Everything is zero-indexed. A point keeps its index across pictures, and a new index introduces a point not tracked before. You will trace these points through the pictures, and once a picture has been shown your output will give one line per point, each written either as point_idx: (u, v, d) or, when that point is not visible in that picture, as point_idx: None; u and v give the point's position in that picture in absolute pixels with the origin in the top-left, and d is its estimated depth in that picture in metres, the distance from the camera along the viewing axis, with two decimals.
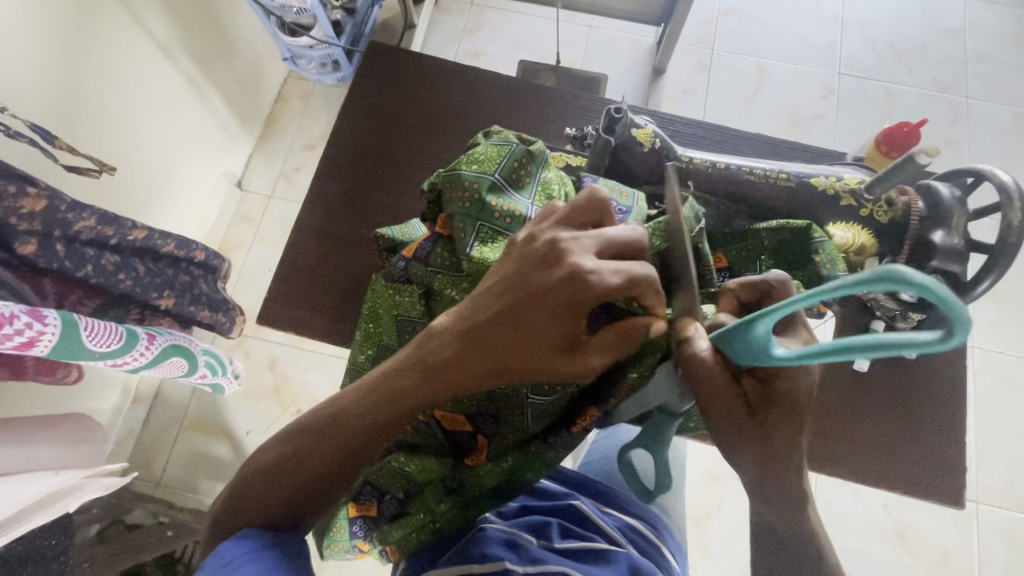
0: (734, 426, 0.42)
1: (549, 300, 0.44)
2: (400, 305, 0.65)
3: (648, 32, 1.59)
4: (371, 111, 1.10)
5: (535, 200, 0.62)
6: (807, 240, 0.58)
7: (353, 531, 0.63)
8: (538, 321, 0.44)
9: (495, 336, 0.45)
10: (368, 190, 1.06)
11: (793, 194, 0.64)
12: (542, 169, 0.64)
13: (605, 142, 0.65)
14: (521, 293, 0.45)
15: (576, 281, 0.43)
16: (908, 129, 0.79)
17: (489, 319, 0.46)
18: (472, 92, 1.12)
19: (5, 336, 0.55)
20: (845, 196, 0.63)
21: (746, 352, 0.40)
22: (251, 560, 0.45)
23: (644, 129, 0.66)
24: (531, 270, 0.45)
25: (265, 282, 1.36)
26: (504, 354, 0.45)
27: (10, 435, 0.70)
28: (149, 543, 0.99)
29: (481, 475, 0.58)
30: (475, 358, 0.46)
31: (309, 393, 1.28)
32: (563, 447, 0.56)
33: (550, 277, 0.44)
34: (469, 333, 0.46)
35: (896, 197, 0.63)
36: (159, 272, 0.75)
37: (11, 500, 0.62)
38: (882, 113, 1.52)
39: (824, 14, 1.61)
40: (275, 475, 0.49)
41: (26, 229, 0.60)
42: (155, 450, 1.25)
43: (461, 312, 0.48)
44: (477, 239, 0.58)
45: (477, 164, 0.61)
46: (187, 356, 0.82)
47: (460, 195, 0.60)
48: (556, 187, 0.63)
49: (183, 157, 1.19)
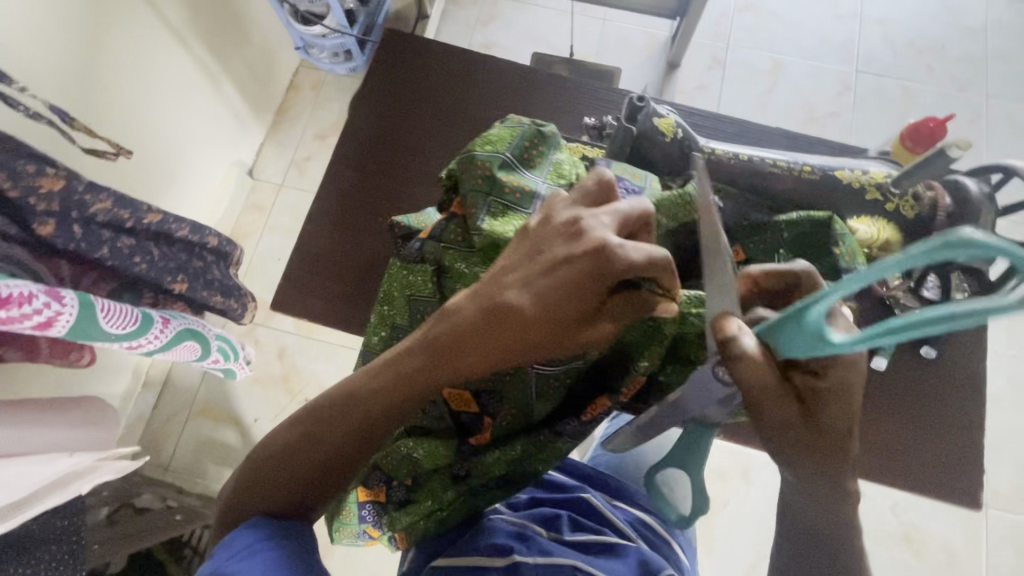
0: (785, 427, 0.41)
1: (571, 276, 0.44)
2: (414, 285, 0.65)
3: (662, 26, 1.57)
4: (384, 98, 1.10)
5: (546, 179, 0.62)
6: (829, 232, 0.58)
7: (362, 516, 0.62)
8: (561, 295, 0.44)
9: (513, 312, 0.45)
10: (381, 178, 1.05)
11: (819, 186, 0.63)
12: (554, 150, 0.64)
13: (626, 131, 0.65)
14: (542, 269, 0.45)
15: (603, 255, 0.43)
16: (934, 124, 0.78)
17: (507, 296, 0.46)
18: (486, 81, 1.11)
19: (24, 315, 0.55)
20: (870, 189, 0.63)
21: (796, 343, 0.38)
22: (260, 551, 0.45)
23: (666, 119, 0.65)
24: (553, 245, 0.46)
25: (275, 271, 1.37)
26: (525, 331, 0.45)
27: (26, 415, 0.70)
28: (158, 526, 1.01)
29: (486, 463, 0.57)
30: (492, 336, 0.46)
31: (318, 381, 1.29)
32: (572, 435, 0.56)
33: (575, 251, 0.45)
34: (489, 311, 0.45)
35: (922, 193, 0.63)
36: (173, 256, 0.76)
37: (25, 480, 0.63)
38: (899, 111, 1.50)
39: (842, 9, 1.59)
40: (290, 452, 0.49)
41: (45, 210, 0.59)
42: (164, 435, 1.26)
43: (481, 291, 0.47)
44: (489, 213, 0.58)
45: (489, 144, 0.61)
46: (199, 340, 0.83)
47: (474, 173, 0.60)
48: (568, 167, 0.63)
49: (195, 143, 1.19)
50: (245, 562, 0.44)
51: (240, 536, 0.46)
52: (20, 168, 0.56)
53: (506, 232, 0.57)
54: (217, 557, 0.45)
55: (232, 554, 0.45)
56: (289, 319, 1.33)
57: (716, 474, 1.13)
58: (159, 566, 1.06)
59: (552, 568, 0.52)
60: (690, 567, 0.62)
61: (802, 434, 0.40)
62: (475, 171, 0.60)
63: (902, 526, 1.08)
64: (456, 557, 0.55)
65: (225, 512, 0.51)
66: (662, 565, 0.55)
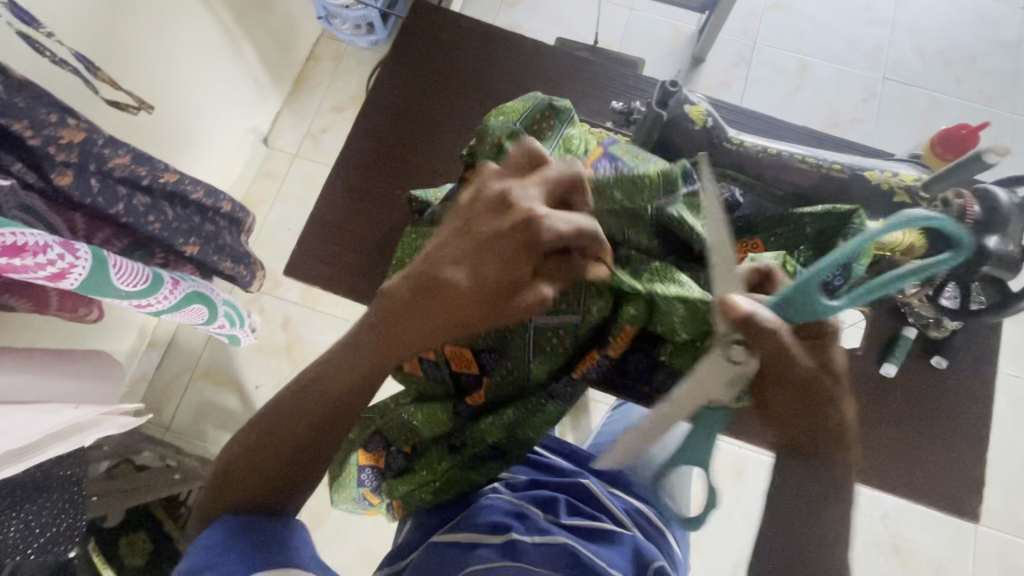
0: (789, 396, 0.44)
1: (501, 247, 0.44)
2: (420, 250, 0.64)
3: (690, 19, 1.54)
4: (405, 67, 1.08)
5: (552, 151, 0.61)
6: (847, 226, 0.57)
7: (361, 479, 0.63)
8: (497, 267, 0.44)
9: (448, 286, 0.45)
10: (394, 148, 1.05)
11: (845, 185, 0.62)
12: (567, 125, 0.63)
13: (656, 116, 0.64)
14: (472, 246, 0.45)
15: (530, 226, 0.43)
16: (967, 132, 0.78)
17: (442, 271, 0.45)
18: (510, 56, 1.11)
19: (39, 265, 0.55)
20: (900, 192, 0.62)
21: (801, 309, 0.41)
22: (222, 552, 0.48)
23: (698, 107, 0.64)
24: (482, 220, 0.45)
25: (284, 240, 1.37)
26: (458, 306, 0.45)
27: (36, 365, 0.71)
28: (158, 483, 1.02)
29: (480, 430, 0.58)
30: (432, 310, 0.45)
31: (321, 353, 1.29)
32: (564, 397, 0.56)
33: (504, 224, 0.44)
34: (421, 293, 0.45)
35: (951, 198, 0.59)
36: (187, 219, 0.76)
37: (32, 428, 0.63)
38: (924, 122, 1.48)
39: (873, 14, 1.56)
40: (249, 451, 0.50)
41: (64, 161, 0.59)
42: (166, 395, 1.27)
43: (412, 272, 0.46)
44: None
45: (504, 115, 0.63)
46: (207, 304, 0.83)
47: (487, 141, 0.60)
48: (576, 141, 0.62)
49: (212, 107, 1.19)
50: (212, 563, 0.47)
51: (208, 537, 0.49)
52: (42, 116, 0.54)
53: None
54: (191, 554, 0.49)
55: (206, 551, 0.48)
56: (296, 289, 1.33)
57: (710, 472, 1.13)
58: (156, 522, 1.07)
59: (551, 548, 0.53)
60: (682, 559, 0.62)
61: (812, 391, 0.44)
62: (487, 139, 0.60)
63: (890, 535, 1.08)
64: (452, 531, 0.55)
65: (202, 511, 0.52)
66: (656, 556, 0.55)
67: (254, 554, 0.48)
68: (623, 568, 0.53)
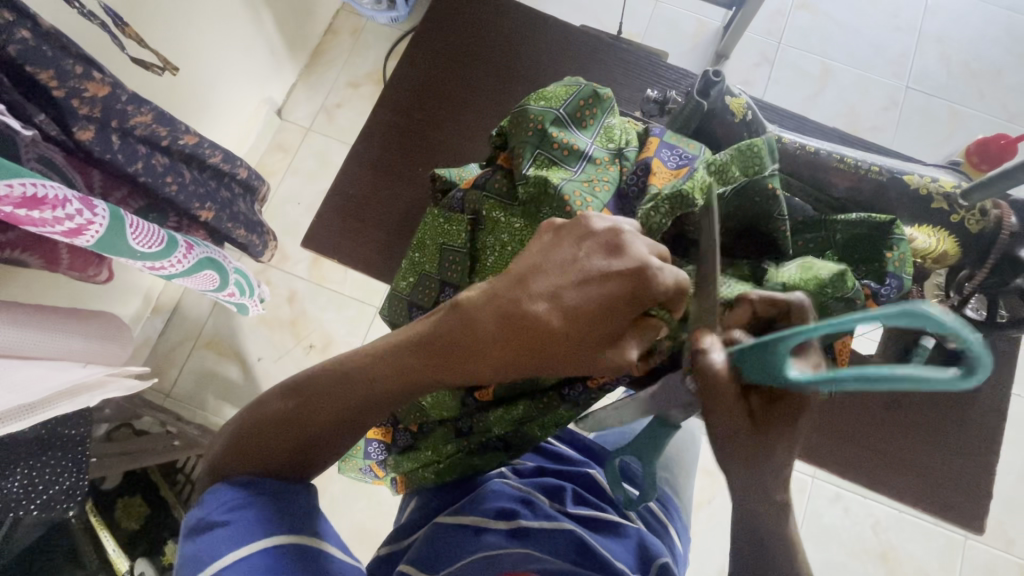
0: (733, 436, 0.42)
1: (608, 293, 0.43)
2: (448, 234, 0.66)
3: (715, 14, 1.51)
4: (438, 49, 1.15)
5: (595, 140, 0.64)
6: (883, 236, 0.58)
7: (369, 452, 0.67)
8: (589, 310, 0.43)
9: (529, 324, 0.44)
10: (428, 124, 1.11)
11: (884, 188, 0.65)
12: (607, 115, 0.66)
13: (696, 105, 0.67)
14: (576, 280, 0.44)
15: (645, 279, 0.43)
16: (1006, 142, 0.82)
17: (526, 302, 0.44)
18: (539, 39, 1.15)
19: (57, 219, 0.55)
20: (938, 199, 0.64)
21: (759, 371, 0.39)
22: (243, 505, 0.46)
23: (738, 99, 0.67)
24: (590, 255, 0.44)
25: (294, 214, 1.36)
26: (539, 342, 0.44)
27: (47, 321, 0.71)
28: (155, 449, 1.01)
29: (488, 422, 0.57)
30: (501, 339, 0.45)
31: (324, 330, 1.29)
32: (575, 400, 0.54)
33: (614, 267, 0.43)
34: (507, 320, 0.45)
35: (990, 208, 0.64)
36: (203, 183, 0.75)
37: (42, 384, 0.63)
38: (944, 134, 1.46)
39: (901, 22, 1.54)
40: (286, 425, 0.49)
41: (86, 115, 0.57)
42: (168, 362, 1.27)
43: (501, 297, 0.45)
44: (534, 163, 0.62)
45: (544, 99, 0.64)
46: (218, 271, 0.82)
47: (527, 126, 0.63)
48: (618, 132, 0.65)
49: (228, 74, 1.17)
50: (233, 514, 0.45)
51: (220, 493, 0.47)
52: (67, 67, 0.53)
53: (554, 179, 0.58)
54: (203, 507, 0.46)
55: (217, 507, 0.46)
56: (303, 264, 1.32)
57: (706, 470, 1.13)
58: (153, 487, 1.08)
59: (557, 535, 0.53)
60: (683, 553, 0.63)
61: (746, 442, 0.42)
62: (528, 124, 0.63)
63: (880, 544, 1.08)
64: (457, 514, 0.55)
65: (209, 464, 0.52)
66: (661, 552, 0.55)
67: (271, 522, 0.46)
68: (627, 560, 0.53)
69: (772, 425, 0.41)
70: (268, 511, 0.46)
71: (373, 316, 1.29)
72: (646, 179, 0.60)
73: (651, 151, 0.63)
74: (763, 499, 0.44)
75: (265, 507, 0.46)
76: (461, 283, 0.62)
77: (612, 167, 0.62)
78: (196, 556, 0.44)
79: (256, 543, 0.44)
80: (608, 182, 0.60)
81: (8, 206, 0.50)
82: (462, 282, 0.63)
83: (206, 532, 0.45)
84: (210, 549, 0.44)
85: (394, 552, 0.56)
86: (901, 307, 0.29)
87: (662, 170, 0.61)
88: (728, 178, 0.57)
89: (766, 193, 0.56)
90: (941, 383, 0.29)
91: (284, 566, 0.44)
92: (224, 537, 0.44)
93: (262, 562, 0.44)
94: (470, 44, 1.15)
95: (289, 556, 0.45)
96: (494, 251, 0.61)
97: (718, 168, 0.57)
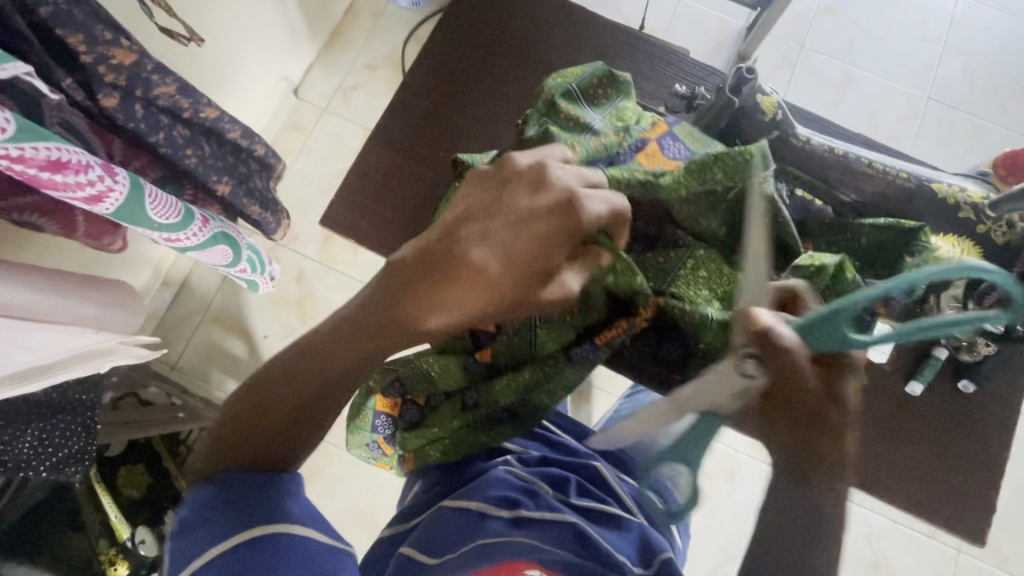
0: (798, 413, 0.43)
1: (541, 228, 0.46)
2: (457, 207, 0.63)
3: (739, 14, 1.50)
4: (461, 34, 1.15)
5: (604, 117, 0.65)
6: (912, 241, 0.58)
7: (376, 425, 0.65)
8: (530, 247, 0.46)
9: (473, 268, 0.46)
10: (447, 110, 1.11)
11: (911, 195, 0.64)
12: (622, 97, 0.68)
13: (728, 100, 0.67)
14: (506, 220, 0.46)
15: (574, 207, 0.45)
16: None
17: (463, 249, 0.47)
18: (563, 28, 1.14)
19: (79, 184, 0.55)
20: (965, 209, 0.64)
21: (827, 341, 0.40)
22: (220, 504, 0.46)
23: (769, 97, 0.67)
24: (516, 195, 0.47)
25: (306, 194, 1.36)
26: (488, 286, 0.46)
27: (62, 286, 0.70)
28: (159, 420, 1.02)
29: (495, 393, 0.59)
30: (453, 286, 0.47)
31: (331, 311, 1.29)
32: (581, 363, 0.57)
33: (540, 203, 0.46)
34: (448, 268, 0.47)
35: (1017, 222, 0.64)
36: (221, 157, 0.75)
37: (58, 348, 0.64)
38: (964, 147, 1.45)
39: (927, 31, 1.52)
40: (263, 402, 0.50)
41: (112, 82, 0.57)
42: (175, 335, 1.28)
43: (436, 246, 0.48)
44: (537, 130, 0.63)
45: (561, 76, 0.67)
46: (232, 246, 0.82)
47: (540, 97, 0.66)
48: (630, 114, 0.66)
49: (247, 50, 1.17)
50: (212, 513, 0.46)
51: (200, 493, 0.47)
52: (96, 32, 0.53)
53: (553, 136, 0.61)
54: (184, 509, 0.47)
55: (196, 508, 0.46)
56: (313, 244, 1.33)
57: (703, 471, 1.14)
58: (155, 456, 1.08)
59: (559, 526, 0.53)
60: (682, 549, 0.63)
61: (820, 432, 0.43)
62: (540, 95, 0.65)
63: (872, 553, 1.09)
64: (461, 499, 0.56)
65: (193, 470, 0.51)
66: (663, 547, 0.55)
67: (248, 516, 0.45)
68: (629, 554, 0.53)
69: (840, 387, 0.43)
70: (250, 506, 0.46)
71: None
72: (638, 155, 0.60)
73: (655, 136, 0.63)
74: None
75: (240, 506, 0.46)
76: None
77: (613, 139, 0.61)
78: (181, 556, 0.45)
79: (235, 539, 0.44)
80: (603, 146, 0.60)
81: (33, 169, 0.51)
82: None
83: (188, 534, 0.45)
84: (191, 549, 0.44)
85: (396, 536, 0.57)
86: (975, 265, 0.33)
87: (661, 156, 0.61)
88: (707, 180, 0.55)
89: (764, 197, 0.54)
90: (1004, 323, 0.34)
91: (261, 568, 0.43)
92: (205, 538, 0.45)
93: (237, 557, 0.44)
94: (493, 32, 1.14)
95: (258, 553, 0.44)
96: None
97: (696, 168, 0.55)
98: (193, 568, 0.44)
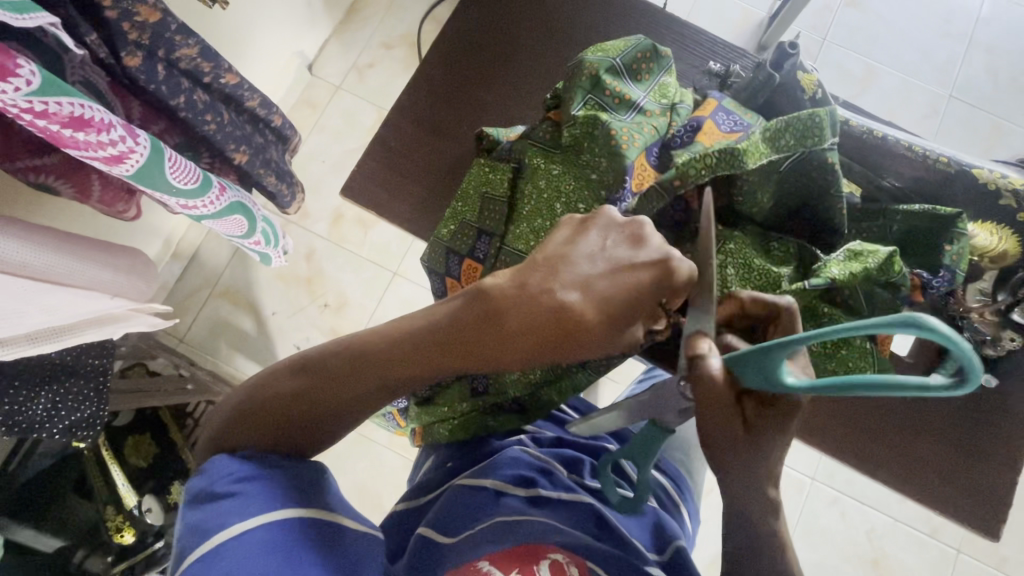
0: (725, 436, 0.41)
1: (637, 283, 0.44)
2: (490, 182, 0.66)
3: (761, 5, 1.47)
4: (482, 9, 1.13)
5: (648, 93, 0.65)
6: (946, 228, 0.59)
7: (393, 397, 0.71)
8: (622, 299, 0.44)
9: (562, 309, 0.44)
10: (466, 88, 1.10)
11: (950, 179, 0.66)
12: (663, 72, 0.67)
13: (767, 77, 0.66)
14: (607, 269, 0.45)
15: (668, 275, 0.44)
16: None
17: (557, 289, 0.44)
18: (586, 7, 1.12)
19: (101, 143, 0.54)
20: (1007, 195, 0.65)
21: (754, 375, 0.38)
22: (252, 478, 0.45)
23: (810, 75, 0.66)
24: (615, 245, 0.46)
25: (319, 173, 1.35)
26: (563, 327, 0.44)
27: (79, 249, 0.70)
28: (166, 390, 1.02)
29: (505, 383, 0.58)
30: (528, 325, 0.44)
31: (341, 290, 1.29)
32: (594, 369, 0.56)
33: (639, 259, 0.45)
34: (529, 306, 0.44)
35: None
36: (240, 125, 0.74)
37: (73, 310, 0.64)
38: (984, 147, 1.42)
39: (953, 28, 1.49)
40: (294, 402, 0.48)
41: (135, 40, 0.57)
42: (183, 308, 1.28)
43: (523, 283, 0.45)
44: (583, 106, 0.63)
45: (601, 51, 0.65)
46: (247, 217, 0.82)
47: (581, 73, 0.64)
48: (672, 89, 0.66)
49: (263, 22, 1.15)
50: (241, 485, 0.45)
51: (225, 463, 0.46)
52: None
53: (602, 120, 0.60)
54: (205, 477, 0.46)
55: (222, 478, 0.45)
56: (324, 223, 1.32)
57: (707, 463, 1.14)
58: (162, 427, 1.08)
59: (577, 507, 0.54)
60: (692, 532, 0.64)
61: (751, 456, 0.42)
62: (581, 72, 0.64)
63: (873, 551, 1.09)
64: (474, 477, 0.55)
65: (212, 436, 0.50)
66: (676, 533, 0.55)
67: (283, 494, 0.45)
68: (644, 538, 0.54)
69: (765, 427, 0.41)
70: (281, 484, 0.46)
71: (390, 280, 1.29)
72: (695, 135, 0.61)
73: (706, 112, 0.63)
74: (773, 486, 0.44)
75: (277, 480, 0.46)
76: (498, 228, 0.63)
77: (662, 119, 0.63)
78: (204, 524, 0.44)
79: (271, 513, 0.44)
80: (655, 129, 0.62)
81: (56, 124, 0.50)
82: (497, 233, 0.64)
83: (211, 503, 0.45)
84: (218, 518, 0.44)
85: (411, 511, 0.57)
86: (903, 315, 0.30)
87: (715, 130, 0.61)
88: (780, 146, 0.56)
89: (826, 166, 0.56)
90: (937, 390, 0.30)
91: (304, 538, 0.44)
92: (233, 508, 0.44)
93: (271, 533, 0.43)
94: (515, 9, 1.13)
95: (303, 528, 0.45)
96: (533, 198, 0.62)
97: (772, 134, 0.56)
98: (217, 540, 0.43)
